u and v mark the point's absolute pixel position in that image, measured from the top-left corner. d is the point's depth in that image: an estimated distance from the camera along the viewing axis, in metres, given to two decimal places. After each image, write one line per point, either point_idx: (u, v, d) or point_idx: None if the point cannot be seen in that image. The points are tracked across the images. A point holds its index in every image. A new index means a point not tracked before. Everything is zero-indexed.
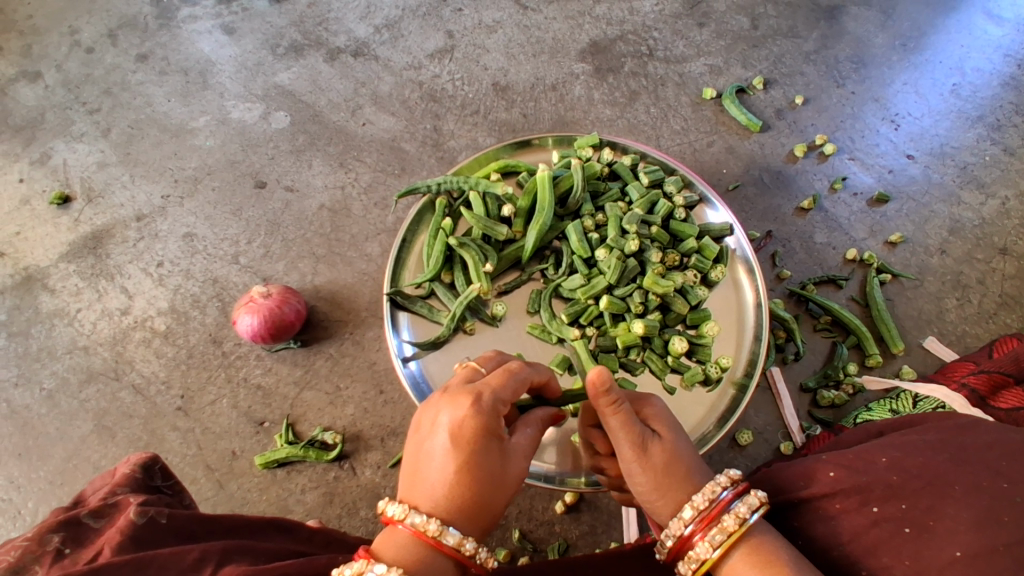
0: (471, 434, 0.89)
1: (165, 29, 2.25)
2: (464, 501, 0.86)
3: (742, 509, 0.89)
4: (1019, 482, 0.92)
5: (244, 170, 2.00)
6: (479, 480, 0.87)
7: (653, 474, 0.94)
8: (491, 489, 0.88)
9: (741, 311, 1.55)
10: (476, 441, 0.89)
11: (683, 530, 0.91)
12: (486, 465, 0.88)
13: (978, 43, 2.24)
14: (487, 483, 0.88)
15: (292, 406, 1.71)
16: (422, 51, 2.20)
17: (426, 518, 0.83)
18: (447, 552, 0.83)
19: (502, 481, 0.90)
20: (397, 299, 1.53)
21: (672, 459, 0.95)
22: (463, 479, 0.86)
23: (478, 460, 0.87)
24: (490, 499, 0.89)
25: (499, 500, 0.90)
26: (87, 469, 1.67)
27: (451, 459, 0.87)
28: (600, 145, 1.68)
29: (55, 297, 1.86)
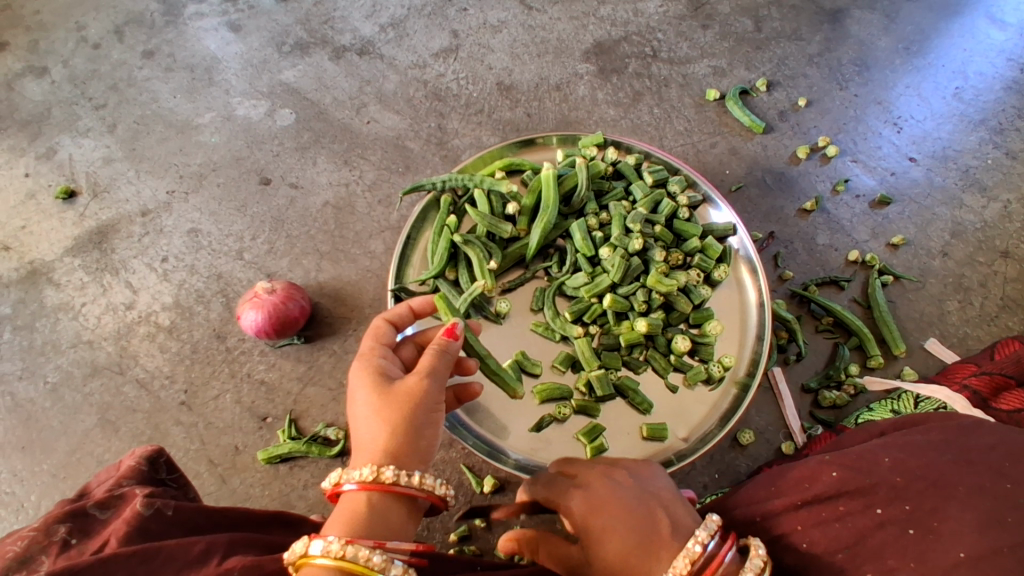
0: (375, 383, 1.00)
1: (171, 25, 2.26)
2: (393, 436, 0.94)
3: (742, 569, 0.90)
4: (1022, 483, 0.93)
5: (249, 166, 2.01)
6: (395, 408, 0.96)
7: (614, 522, 1.01)
8: (410, 410, 0.96)
9: (743, 310, 1.56)
10: (384, 384, 0.99)
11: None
12: (386, 404, 0.96)
13: (980, 47, 2.25)
14: (404, 409, 0.96)
15: (296, 402, 1.72)
16: (427, 50, 2.21)
17: (362, 468, 0.91)
18: (394, 488, 0.91)
19: (406, 403, 0.96)
20: (401, 295, 1.54)
21: (630, 502, 1.04)
22: (382, 420, 0.95)
23: (378, 406, 0.96)
24: (413, 422, 0.96)
25: (424, 417, 0.97)
26: (91, 462, 1.67)
27: (370, 408, 0.97)
28: (604, 144, 1.70)
29: (60, 291, 1.86)
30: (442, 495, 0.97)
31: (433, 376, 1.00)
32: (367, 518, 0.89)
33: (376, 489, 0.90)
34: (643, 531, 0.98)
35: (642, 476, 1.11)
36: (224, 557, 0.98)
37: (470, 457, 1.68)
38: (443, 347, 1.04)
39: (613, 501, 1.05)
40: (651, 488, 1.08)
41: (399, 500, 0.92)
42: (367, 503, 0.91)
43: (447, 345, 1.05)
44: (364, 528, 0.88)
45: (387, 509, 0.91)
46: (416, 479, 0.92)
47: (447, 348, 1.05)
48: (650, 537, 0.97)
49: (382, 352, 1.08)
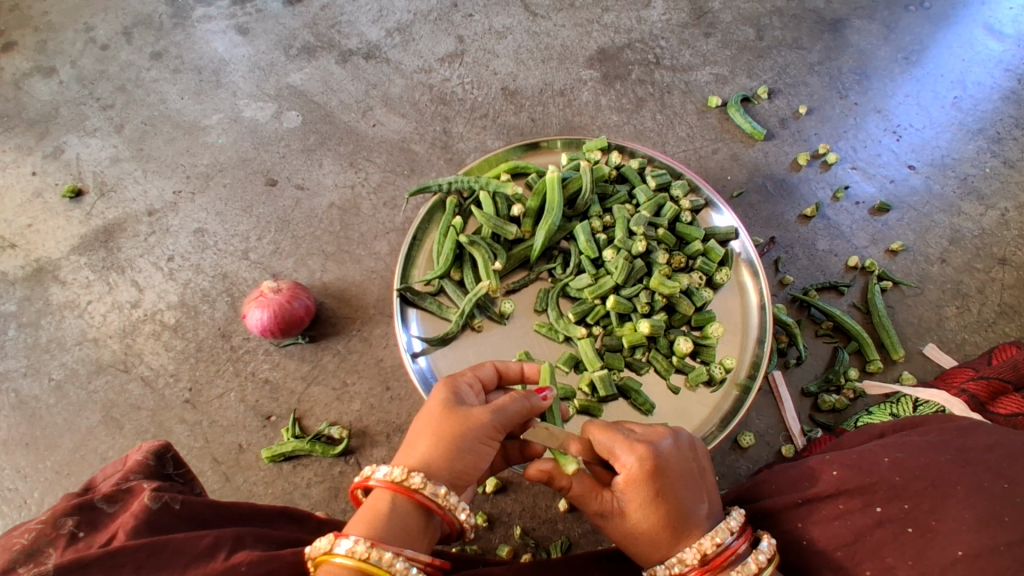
0: (446, 400, 1.03)
1: (179, 28, 2.28)
2: (435, 448, 0.96)
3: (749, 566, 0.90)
4: (1020, 483, 0.94)
5: (256, 168, 2.03)
6: (452, 425, 0.98)
7: (650, 497, 0.93)
8: (461, 432, 0.97)
9: (745, 312, 1.58)
10: (452, 402, 1.02)
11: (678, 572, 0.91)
12: (448, 419, 0.99)
13: (979, 57, 2.28)
14: (456, 427, 0.98)
15: (300, 401, 1.73)
16: (433, 55, 2.24)
17: (392, 468, 0.92)
18: (420, 495, 0.91)
19: (464, 423, 0.98)
20: (406, 295, 1.55)
21: (672, 476, 0.95)
22: (434, 431, 0.98)
23: (441, 418, 0.99)
24: (459, 444, 0.97)
25: (470, 443, 0.97)
26: (95, 459, 1.68)
27: (428, 420, 1.00)
28: (608, 148, 1.72)
29: (66, 289, 1.87)
30: (463, 521, 0.96)
31: (497, 411, 1.01)
32: (388, 520, 0.89)
33: (402, 492, 0.90)
34: (674, 514, 0.93)
35: (683, 437, 1.01)
36: (232, 550, 0.99)
37: None
38: (523, 394, 1.05)
39: (657, 474, 0.94)
40: (691, 460, 0.98)
41: (421, 512, 0.92)
42: (390, 504, 0.91)
43: (530, 397, 1.07)
44: (385, 529, 0.88)
45: (409, 515, 0.91)
46: (441, 494, 0.92)
47: (528, 398, 1.07)
48: (679, 521, 0.93)
49: (470, 380, 1.12)
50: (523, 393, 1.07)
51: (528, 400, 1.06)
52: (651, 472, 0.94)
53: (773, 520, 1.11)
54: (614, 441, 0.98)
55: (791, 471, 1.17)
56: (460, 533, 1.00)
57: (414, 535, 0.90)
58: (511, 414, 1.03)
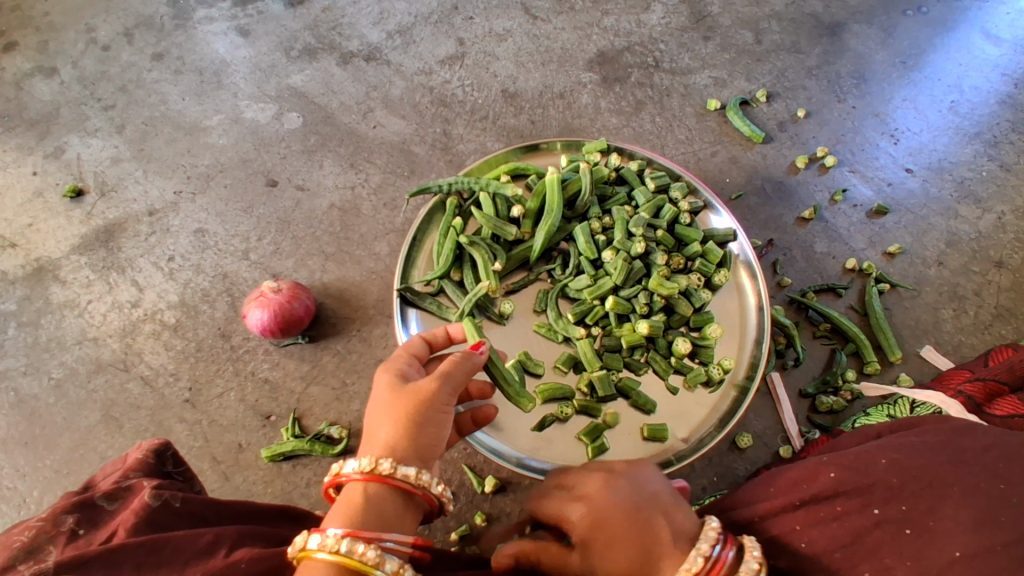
0: (392, 383, 1.05)
1: (181, 29, 2.29)
2: (397, 431, 0.98)
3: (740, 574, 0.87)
4: (1016, 484, 0.95)
5: (256, 168, 2.04)
6: (406, 404, 1.00)
7: (601, 536, 0.96)
8: (417, 409, 1.00)
9: (743, 314, 1.59)
10: (398, 384, 1.04)
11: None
12: (400, 401, 1.01)
13: (975, 62, 2.30)
14: (411, 406, 1.00)
15: (299, 401, 1.73)
16: (433, 57, 2.25)
17: (360, 459, 0.94)
18: (391, 479, 0.93)
19: (417, 401, 1.01)
20: (407, 295, 1.56)
21: (620, 513, 0.97)
22: (390, 415, 1.00)
23: (394, 402, 1.01)
24: (419, 420, 1.00)
25: (429, 416, 1.00)
26: (94, 458, 1.68)
27: (381, 408, 1.02)
28: (608, 150, 1.73)
29: (66, 288, 1.88)
30: (440, 495, 0.99)
31: (444, 378, 1.04)
32: (365, 509, 0.91)
33: (375, 479, 0.93)
34: (631, 547, 0.93)
35: (644, 480, 1.03)
36: (232, 544, 1.00)
37: (471, 457, 1.69)
38: (463, 356, 1.08)
39: (605, 511, 0.98)
40: (645, 492, 1.00)
41: (396, 494, 0.95)
42: (364, 494, 0.94)
43: (470, 356, 1.09)
44: (361, 519, 0.90)
45: (385, 501, 0.94)
46: (413, 474, 0.95)
47: (469, 357, 1.09)
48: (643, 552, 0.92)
49: (408, 359, 1.14)
50: (463, 354, 1.09)
51: (469, 360, 1.10)
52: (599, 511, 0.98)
53: (772, 519, 1.11)
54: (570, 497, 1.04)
55: (790, 471, 1.16)
56: (440, 508, 1.03)
57: (392, 519, 0.93)
58: (458, 377, 1.06)
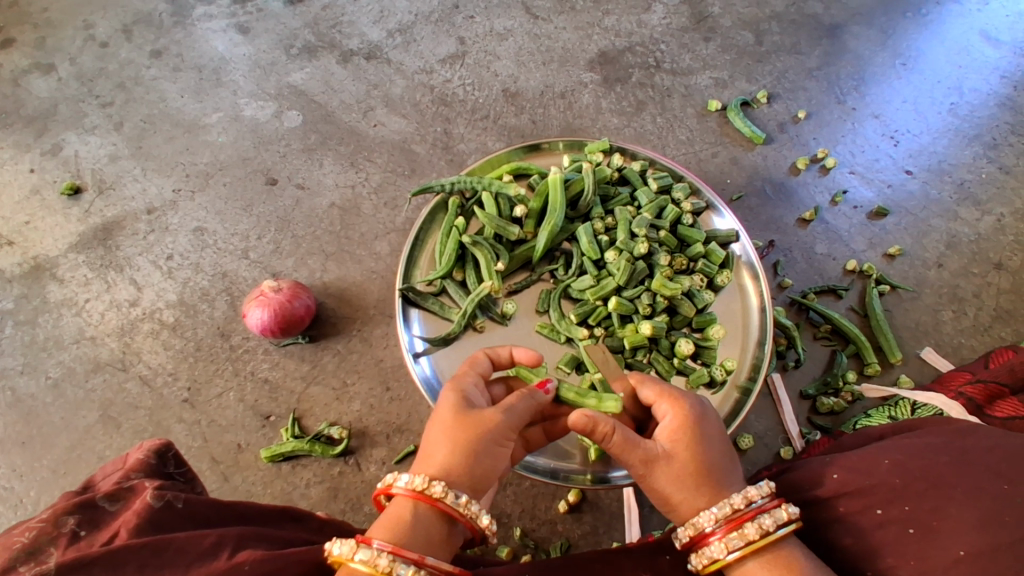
0: (458, 404, 1.09)
1: (180, 26, 2.27)
2: (455, 455, 1.02)
3: (769, 521, 0.97)
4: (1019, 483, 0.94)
5: (256, 167, 2.02)
6: (468, 431, 1.04)
7: (683, 447, 1.05)
8: (477, 437, 1.03)
9: (746, 314, 1.58)
10: (462, 408, 1.07)
11: (705, 527, 0.99)
12: (464, 428, 1.04)
13: (974, 65, 2.30)
14: (471, 429, 1.04)
15: (299, 401, 1.72)
16: (434, 56, 2.24)
17: (413, 477, 0.97)
18: (440, 502, 0.96)
19: (482, 427, 1.04)
20: (409, 295, 1.55)
21: (710, 429, 1.08)
22: (451, 438, 1.03)
23: (459, 427, 1.04)
24: (475, 445, 1.03)
25: (487, 448, 1.04)
26: (91, 458, 1.66)
27: (443, 427, 1.05)
28: (610, 150, 1.72)
29: (64, 287, 1.86)
30: (485, 527, 1.02)
31: (504, 413, 1.07)
32: (411, 525, 0.95)
33: (424, 499, 0.96)
34: (703, 466, 1.03)
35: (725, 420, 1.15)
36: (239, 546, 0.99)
37: None
38: (525, 395, 1.13)
39: (694, 426, 1.07)
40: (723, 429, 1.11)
41: (444, 518, 0.97)
42: (412, 511, 0.97)
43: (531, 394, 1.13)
44: (407, 536, 0.94)
45: (431, 522, 0.97)
46: (461, 503, 0.97)
47: (530, 397, 1.14)
48: (709, 474, 1.03)
49: (473, 380, 1.17)
50: (525, 392, 1.14)
51: (530, 400, 1.14)
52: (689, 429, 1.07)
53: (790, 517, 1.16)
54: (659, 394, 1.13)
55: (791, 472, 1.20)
56: (482, 539, 1.05)
57: (435, 542, 0.96)
58: (518, 414, 1.10)
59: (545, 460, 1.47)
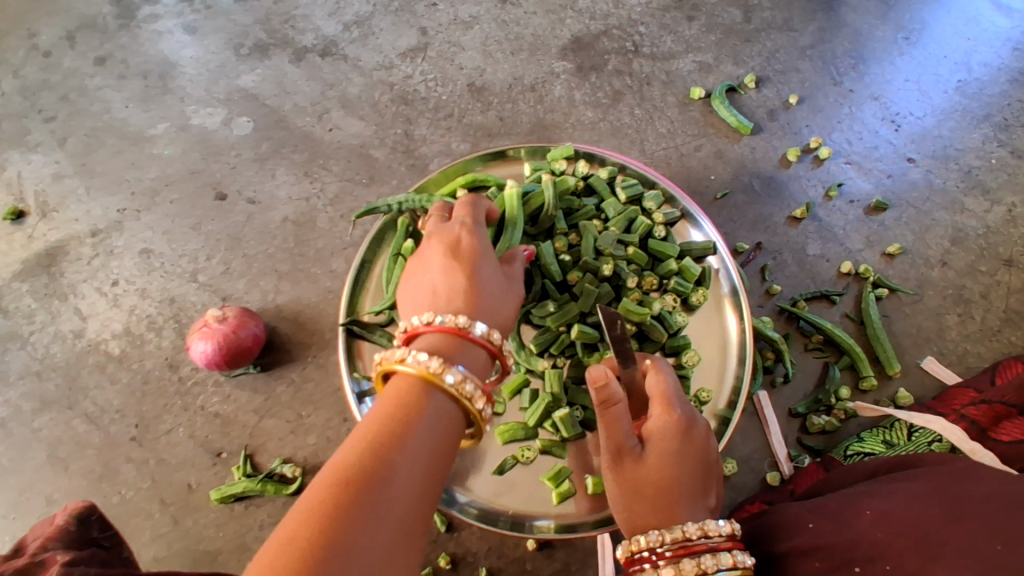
0: (464, 249, 1.17)
1: (124, 29, 2.11)
2: (473, 294, 1.11)
3: (710, 562, 0.98)
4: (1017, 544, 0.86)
5: (205, 181, 1.90)
6: (480, 271, 1.15)
7: (660, 457, 1.07)
8: (487, 277, 1.15)
9: (724, 339, 1.46)
10: (472, 250, 1.17)
11: (651, 549, 1.01)
12: (480, 276, 1.14)
13: (985, 35, 2.09)
14: (467, 252, 1.17)
15: (252, 436, 1.63)
16: (393, 50, 2.07)
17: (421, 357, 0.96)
18: (470, 335, 1.05)
19: (492, 273, 1.16)
20: (353, 328, 1.44)
21: (695, 451, 1.09)
22: (467, 274, 1.13)
23: (474, 272, 1.14)
24: (476, 271, 1.15)
25: (500, 289, 1.16)
26: (40, 502, 1.61)
27: (456, 267, 1.14)
28: (575, 156, 1.56)
29: (8, 319, 1.78)
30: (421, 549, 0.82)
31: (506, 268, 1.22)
32: (447, 350, 1.02)
33: (457, 334, 1.04)
34: (671, 483, 1.05)
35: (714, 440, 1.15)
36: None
37: None
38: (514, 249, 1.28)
39: (679, 441, 1.09)
40: (709, 457, 1.11)
41: (444, 400, 0.95)
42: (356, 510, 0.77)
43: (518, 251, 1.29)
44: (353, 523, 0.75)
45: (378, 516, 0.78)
46: (456, 383, 0.96)
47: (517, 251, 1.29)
48: (674, 493, 1.05)
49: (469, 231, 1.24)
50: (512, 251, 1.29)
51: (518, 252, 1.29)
52: (674, 438, 1.09)
53: (770, 566, 1.15)
54: (658, 393, 1.14)
55: (781, 518, 1.22)
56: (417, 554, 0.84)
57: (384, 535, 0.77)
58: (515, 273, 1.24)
59: (504, 508, 1.36)
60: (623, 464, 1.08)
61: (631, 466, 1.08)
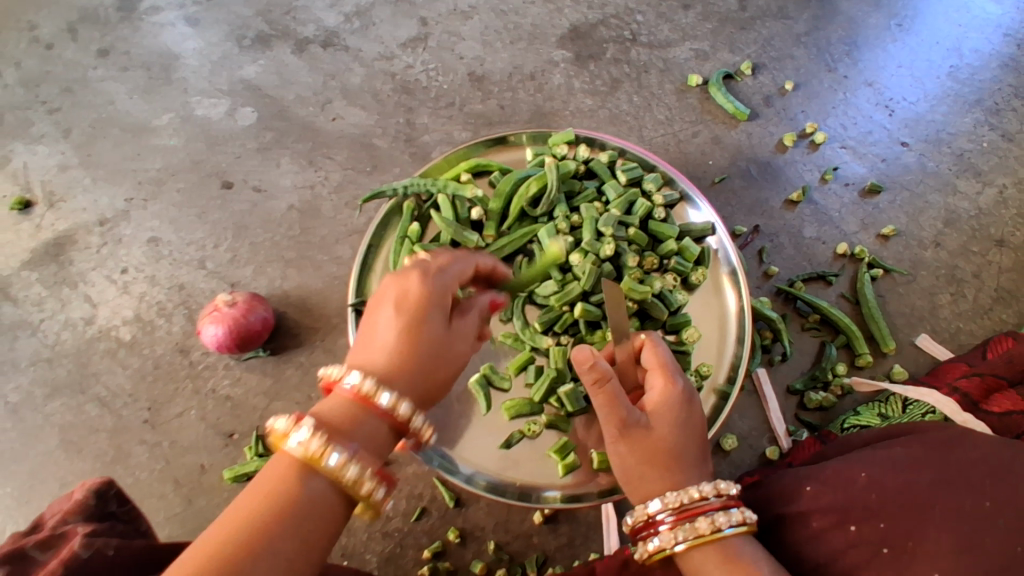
0: (413, 299, 1.07)
1: (126, 21, 2.14)
2: (402, 362, 1.03)
3: (722, 519, 1.03)
4: (1001, 503, 0.98)
5: (210, 170, 1.93)
6: (419, 331, 1.06)
7: (664, 425, 1.11)
8: (423, 345, 1.06)
9: (724, 316, 1.50)
10: (416, 304, 1.07)
11: (656, 515, 1.06)
12: (423, 336, 1.06)
13: (976, 22, 2.13)
14: (412, 301, 1.07)
15: (262, 418, 1.66)
16: (394, 40, 2.10)
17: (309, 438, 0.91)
18: (377, 406, 0.98)
19: (438, 336, 1.08)
20: (362, 310, 1.46)
21: (693, 418, 1.14)
22: (405, 332, 1.05)
23: (417, 329, 1.06)
24: (417, 323, 1.06)
25: (441, 347, 1.08)
26: (54, 485, 1.64)
27: (398, 316, 1.06)
28: (575, 141, 1.60)
29: (17, 307, 1.80)
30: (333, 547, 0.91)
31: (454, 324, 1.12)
32: (343, 421, 0.97)
33: (361, 400, 0.98)
34: (676, 449, 1.10)
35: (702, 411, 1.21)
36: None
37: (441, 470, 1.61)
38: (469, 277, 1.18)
39: (680, 410, 1.13)
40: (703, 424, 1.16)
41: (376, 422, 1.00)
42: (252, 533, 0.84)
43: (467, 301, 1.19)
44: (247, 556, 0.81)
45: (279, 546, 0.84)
46: (392, 403, 0.99)
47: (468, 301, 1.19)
48: (679, 459, 1.10)
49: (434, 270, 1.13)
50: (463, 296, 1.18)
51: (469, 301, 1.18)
52: (677, 408, 1.12)
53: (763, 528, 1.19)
54: (656, 365, 1.17)
55: (773, 487, 1.24)
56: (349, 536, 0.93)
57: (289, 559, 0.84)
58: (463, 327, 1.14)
59: (512, 480, 1.40)
60: (629, 436, 1.10)
61: (637, 438, 1.10)
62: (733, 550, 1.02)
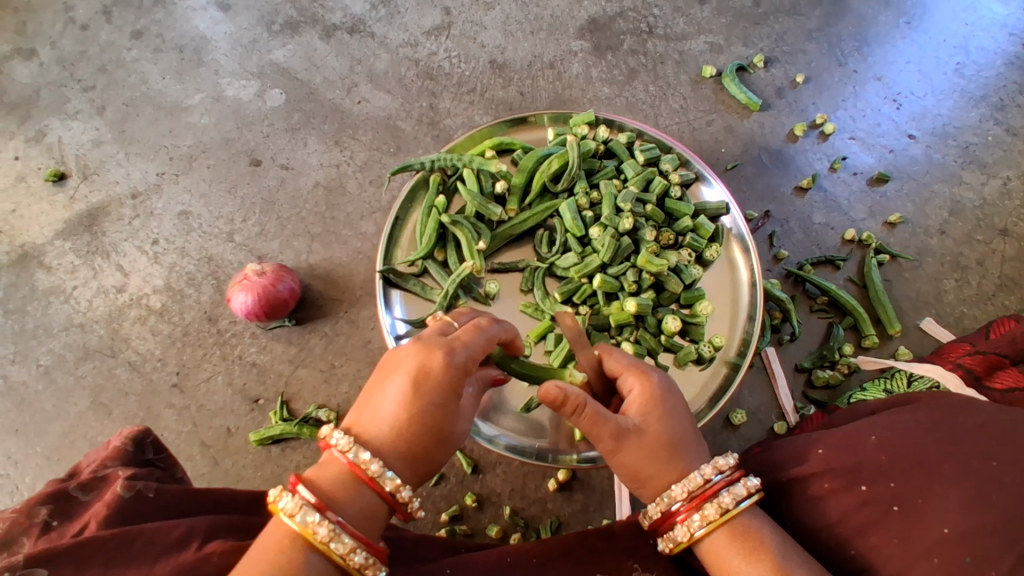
0: (424, 372, 1.00)
1: (160, 5, 2.21)
2: (407, 430, 0.97)
3: (729, 498, 0.99)
4: (1008, 461, 0.97)
5: (239, 148, 1.99)
6: (426, 404, 0.98)
7: (651, 420, 1.06)
8: (432, 425, 0.99)
9: (736, 291, 1.55)
10: (427, 380, 0.99)
11: (669, 507, 1.01)
12: (430, 415, 0.99)
13: (983, 21, 2.19)
14: (429, 381, 0.99)
15: (287, 383, 1.72)
16: (418, 28, 2.17)
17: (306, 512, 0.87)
18: (374, 483, 0.94)
19: (448, 409, 1.01)
20: (389, 276, 1.54)
21: (676, 403, 1.10)
22: (410, 402, 0.98)
23: (425, 410, 0.98)
24: (425, 407, 0.98)
25: (446, 419, 1.01)
26: (85, 445, 1.70)
27: (405, 385, 0.99)
28: (596, 122, 1.66)
29: (51, 274, 1.86)
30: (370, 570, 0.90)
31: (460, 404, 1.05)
32: (338, 494, 0.92)
33: (355, 472, 0.93)
34: (672, 439, 1.06)
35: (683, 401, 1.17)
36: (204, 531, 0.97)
37: None
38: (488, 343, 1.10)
39: (663, 400, 1.09)
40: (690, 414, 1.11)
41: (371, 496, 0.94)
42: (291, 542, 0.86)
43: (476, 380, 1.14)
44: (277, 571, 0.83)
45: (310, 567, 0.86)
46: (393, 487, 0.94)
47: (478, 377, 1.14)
48: (676, 447, 1.05)
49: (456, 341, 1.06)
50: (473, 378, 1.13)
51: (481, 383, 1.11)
52: (663, 405, 1.08)
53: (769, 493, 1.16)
54: (626, 366, 1.13)
55: (780, 451, 1.20)
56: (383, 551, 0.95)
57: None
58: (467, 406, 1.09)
59: (529, 441, 1.46)
60: (622, 443, 1.05)
61: (631, 441, 1.04)
62: (745, 527, 0.98)
